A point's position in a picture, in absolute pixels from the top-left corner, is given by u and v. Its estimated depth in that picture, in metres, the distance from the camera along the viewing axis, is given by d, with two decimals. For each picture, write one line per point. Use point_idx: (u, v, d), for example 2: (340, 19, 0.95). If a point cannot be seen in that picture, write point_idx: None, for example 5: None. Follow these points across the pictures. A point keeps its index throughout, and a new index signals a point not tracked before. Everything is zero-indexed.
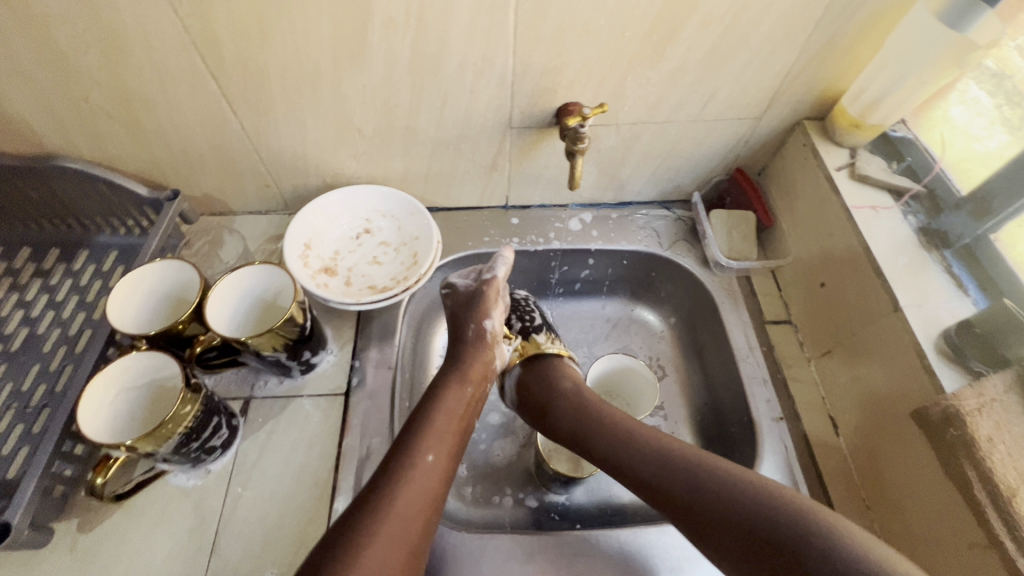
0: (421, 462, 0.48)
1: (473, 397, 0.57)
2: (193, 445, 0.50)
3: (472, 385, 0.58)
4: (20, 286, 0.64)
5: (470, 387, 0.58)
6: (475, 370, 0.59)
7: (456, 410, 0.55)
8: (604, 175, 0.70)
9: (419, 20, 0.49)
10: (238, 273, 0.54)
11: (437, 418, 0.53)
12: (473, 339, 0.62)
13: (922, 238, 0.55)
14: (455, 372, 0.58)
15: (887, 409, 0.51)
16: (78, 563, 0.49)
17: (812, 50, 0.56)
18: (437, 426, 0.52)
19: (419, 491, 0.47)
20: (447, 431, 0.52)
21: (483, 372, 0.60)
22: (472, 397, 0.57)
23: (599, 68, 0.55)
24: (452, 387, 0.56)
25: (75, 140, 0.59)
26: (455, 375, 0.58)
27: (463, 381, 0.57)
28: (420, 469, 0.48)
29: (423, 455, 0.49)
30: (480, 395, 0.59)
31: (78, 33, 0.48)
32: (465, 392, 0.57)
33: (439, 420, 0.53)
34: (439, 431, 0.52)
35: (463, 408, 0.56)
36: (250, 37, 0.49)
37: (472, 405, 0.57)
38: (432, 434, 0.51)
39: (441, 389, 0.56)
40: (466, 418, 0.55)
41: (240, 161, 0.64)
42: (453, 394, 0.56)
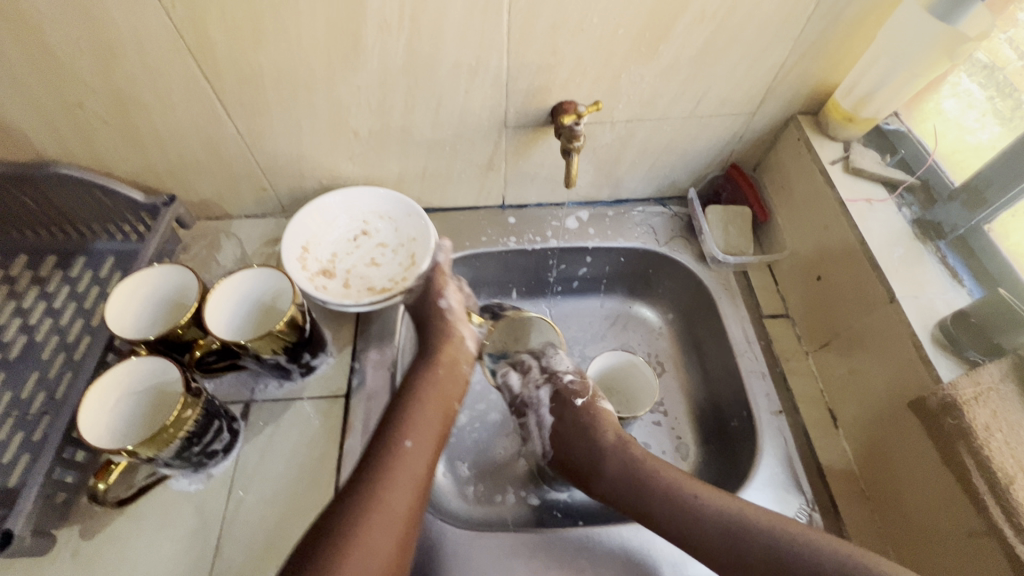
0: (398, 450, 0.49)
1: (447, 380, 0.58)
2: (195, 450, 0.50)
3: (443, 369, 0.58)
4: (17, 294, 0.64)
5: (441, 369, 0.58)
6: (444, 355, 0.60)
7: (434, 396, 0.56)
8: (600, 172, 0.70)
9: (413, 21, 0.49)
10: (237, 276, 0.54)
11: (415, 405, 0.54)
12: (439, 324, 0.62)
13: (917, 230, 0.56)
14: (424, 360, 0.59)
15: (885, 400, 0.52)
16: (81, 570, 0.49)
17: (804, 45, 0.56)
18: (415, 413, 0.53)
19: (402, 478, 0.48)
20: (426, 418, 0.53)
21: (453, 356, 0.60)
22: (445, 378, 0.58)
23: (593, 66, 0.56)
24: (426, 373, 0.57)
25: (70, 147, 0.59)
26: (425, 362, 0.58)
27: (436, 367, 0.58)
28: (399, 457, 0.49)
29: (400, 442, 0.50)
30: (456, 378, 0.59)
31: (73, 39, 0.48)
32: (438, 375, 0.58)
33: (417, 406, 0.54)
34: (417, 419, 0.53)
35: (439, 392, 0.56)
36: (244, 40, 0.50)
37: (450, 390, 0.58)
38: (411, 421, 0.52)
39: (416, 377, 0.57)
40: (444, 402, 0.56)
41: (236, 164, 0.64)
42: (427, 380, 0.56)
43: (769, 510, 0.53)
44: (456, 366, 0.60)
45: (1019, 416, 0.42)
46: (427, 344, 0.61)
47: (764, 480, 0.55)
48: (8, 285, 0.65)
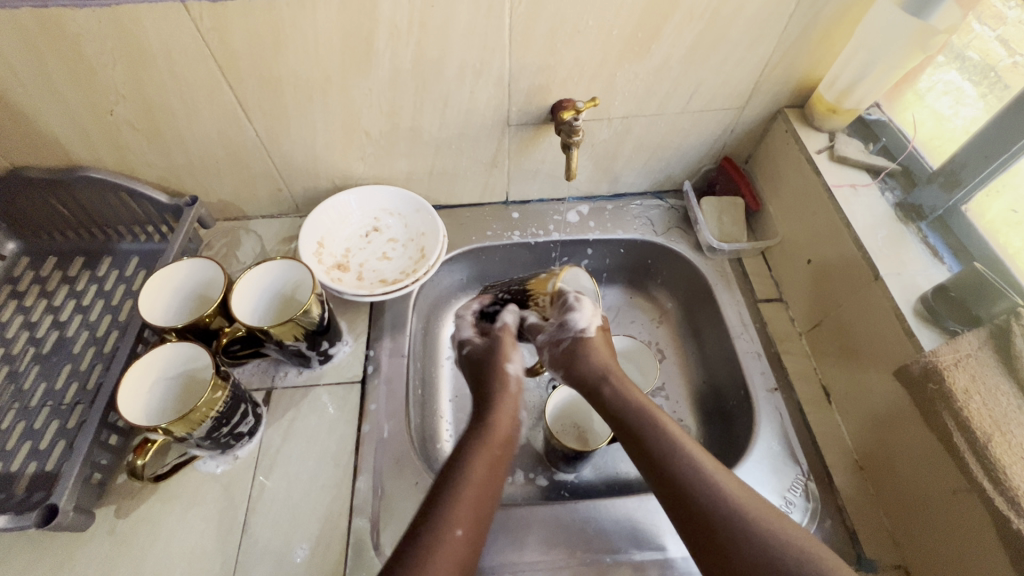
0: (453, 537, 0.44)
1: (498, 459, 0.52)
2: (224, 431, 0.53)
3: (496, 449, 0.52)
4: (48, 293, 0.68)
5: (494, 447, 0.52)
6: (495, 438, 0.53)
7: (489, 477, 0.50)
8: (599, 168, 0.74)
9: (421, 26, 0.53)
10: (260, 268, 0.57)
11: (462, 490, 0.47)
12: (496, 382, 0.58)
13: (899, 213, 0.59)
14: (479, 433, 0.53)
15: (874, 373, 0.55)
16: (117, 546, 0.52)
17: (787, 42, 0.60)
18: (467, 492, 0.47)
19: (450, 568, 0.43)
20: (477, 500, 0.47)
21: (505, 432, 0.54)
22: (502, 460, 0.52)
23: (589, 66, 0.59)
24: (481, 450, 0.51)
25: (99, 151, 0.63)
26: (472, 450, 0.51)
27: (488, 448, 0.52)
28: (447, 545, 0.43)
29: (451, 530, 0.44)
30: (506, 452, 0.53)
31: (106, 50, 0.52)
32: (494, 455, 0.52)
33: (465, 479, 0.48)
34: (469, 501, 0.47)
35: (496, 470, 0.51)
36: (265, 47, 0.53)
37: (500, 465, 0.52)
38: (461, 499, 0.47)
39: (469, 457, 0.50)
40: (495, 482, 0.50)
41: (254, 166, 0.67)
42: (477, 458, 0.50)
43: (766, 481, 0.56)
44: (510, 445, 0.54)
45: (998, 378, 0.45)
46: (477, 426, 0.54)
47: (762, 454, 0.57)
48: (39, 284, 0.68)
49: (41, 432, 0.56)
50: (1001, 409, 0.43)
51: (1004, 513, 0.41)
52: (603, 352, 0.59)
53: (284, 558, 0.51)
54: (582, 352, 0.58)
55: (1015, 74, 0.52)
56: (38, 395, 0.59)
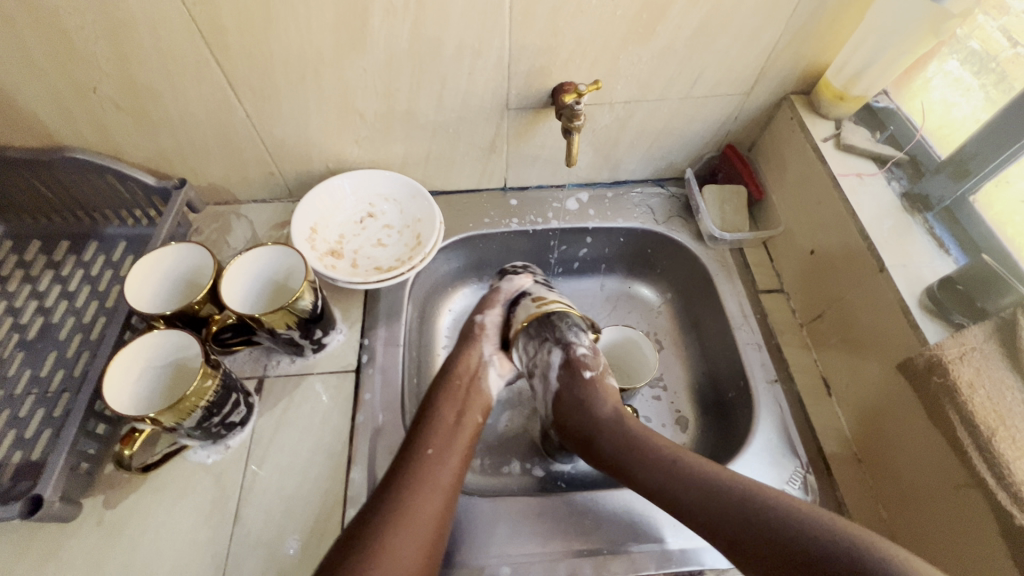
0: (427, 456, 0.52)
1: (467, 399, 0.59)
2: (214, 421, 0.52)
3: (461, 388, 0.60)
4: (32, 278, 0.66)
5: (458, 384, 0.60)
6: (462, 381, 0.60)
7: (454, 413, 0.57)
8: (599, 154, 0.72)
9: (418, 3, 0.51)
10: (252, 253, 0.56)
11: (436, 423, 0.55)
12: (471, 335, 0.65)
13: (906, 203, 0.58)
14: (444, 387, 0.59)
15: (876, 366, 0.54)
16: (105, 537, 0.51)
17: (795, 26, 0.58)
18: (442, 426, 0.55)
19: (431, 484, 0.50)
20: (452, 438, 0.55)
21: (469, 374, 0.61)
22: (470, 409, 0.59)
23: (592, 47, 0.57)
24: (444, 396, 0.58)
25: (83, 131, 0.61)
26: (445, 391, 0.59)
27: (454, 386, 0.60)
28: (422, 465, 0.51)
29: (423, 450, 0.52)
30: (476, 392, 0.61)
31: (87, 24, 0.49)
32: (459, 396, 0.59)
33: (438, 417, 0.56)
34: (445, 439, 0.54)
35: (460, 407, 0.58)
36: (254, 24, 0.51)
37: (473, 405, 0.59)
38: (437, 430, 0.55)
39: (440, 395, 0.58)
40: (466, 418, 0.58)
41: (245, 148, 0.65)
42: (447, 398, 0.58)
43: (765, 473, 0.55)
44: (477, 382, 0.62)
45: (1002, 372, 0.44)
46: (448, 370, 0.61)
47: (762, 446, 0.57)
48: (23, 269, 0.66)
49: (26, 420, 0.55)
50: (1006, 403, 0.43)
51: (1007, 508, 0.40)
52: (608, 398, 0.59)
53: (277, 549, 0.50)
54: (576, 400, 0.59)
55: (1016, 66, 0.52)
56: (23, 382, 0.57)
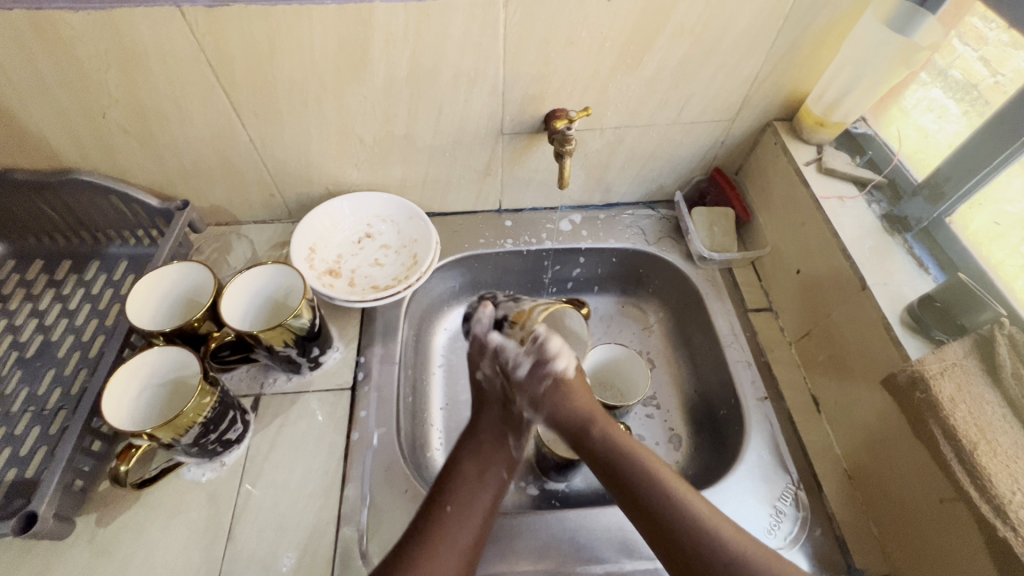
0: (446, 512, 0.49)
1: (496, 455, 0.55)
2: (211, 437, 0.52)
3: (487, 441, 0.55)
4: (33, 296, 0.67)
5: (485, 439, 0.56)
6: (491, 438, 0.56)
7: (479, 455, 0.54)
8: (592, 177, 0.75)
9: (416, 36, 0.54)
10: (251, 272, 0.57)
11: (457, 478, 0.52)
12: (489, 396, 0.59)
13: (885, 224, 0.60)
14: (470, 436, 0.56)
15: (862, 384, 0.55)
16: (98, 555, 0.51)
17: (775, 58, 0.61)
18: (465, 478, 0.52)
19: (451, 544, 0.47)
20: (477, 486, 0.52)
21: (495, 430, 0.57)
22: (498, 455, 0.55)
23: (583, 76, 0.60)
24: (469, 441, 0.56)
25: (90, 154, 0.63)
26: (471, 447, 0.55)
27: (481, 440, 0.56)
28: (441, 520, 0.48)
29: (442, 504, 0.50)
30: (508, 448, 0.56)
31: (100, 53, 0.52)
32: (485, 437, 0.56)
33: (463, 466, 0.53)
34: (470, 487, 0.52)
35: (490, 454, 0.55)
36: (260, 54, 0.54)
37: (500, 461, 0.55)
38: (459, 484, 0.52)
39: (465, 454, 0.55)
40: (493, 469, 0.54)
41: (246, 170, 0.67)
42: (471, 453, 0.54)
43: (756, 490, 0.56)
44: (510, 437, 0.57)
45: (982, 388, 0.45)
46: (477, 424, 0.57)
47: (753, 462, 0.58)
48: (25, 288, 0.67)
49: (21, 438, 0.55)
50: (986, 417, 0.44)
51: (991, 521, 0.41)
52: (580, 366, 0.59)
53: (269, 567, 0.50)
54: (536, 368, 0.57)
55: (996, 92, 0.53)
56: (20, 400, 0.58)
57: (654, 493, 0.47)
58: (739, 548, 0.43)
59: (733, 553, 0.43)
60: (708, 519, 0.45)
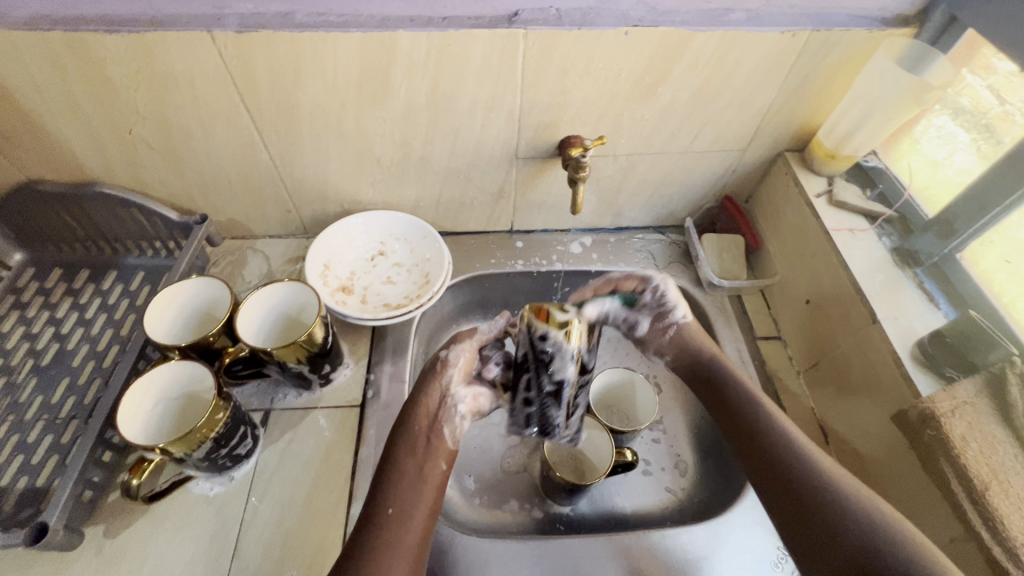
0: (388, 515, 0.46)
1: (428, 447, 0.51)
2: (222, 452, 0.52)
3: (423, 432, 0.52)
4: (51, 305, 0.68)
5: (418, 428, 0.52)
6: (421, 430, 0.52)
7: (413, 442, 0.51)
8: (603, 202, 0.75)
9: (437, 63, 0.55)
10: (267, 289, 0.58)
11: (396, 475, 0.48)
12: (428, 376, 0.56)
13: (897, 257, 0.61)
14: (399, 426, 0.52)
15: (872, 417, 0.55)
16: (103, 567, 0.51)
17: (787, 92, 0.62)
18: (404, 474, 0.49)
19: (396, 546, 0.44)
20: (418, 479, 0.49)
21: (429, 417, 0.53)
22: (431, 438, 0.52)
23: (598, 105, 0.61)
24: (401, 430, 0.52)
25: (114, 168, 0.64)
26: (402, 440, 0.51)
27: (415, 432, 0.52)
28: (382, 523, 0.45)
29: (383, 507, 0.46)
30: (439, 438, 0.52)
31: (130, 72, 0.53)
32: (415, 428, 0.52)
33: (401, 460, 0.49)
34: (410, 482, 0.48)
35: (420, 440, 0.51)
36: (284, 77, 0.55)
37: (437, 452, 0.51)
38: (398, 482, 0.48)
39: (400, 445, 0.50)
40: (432, 455, 0.51)
41: (264, 187, 0.68)
42: (406, 445, 0.50)
43: (761, 521, 0.57)
44: (439, 424, 0.53)
45: (994, 428, 0.45)
46: (405, 414, 0.53)
47: None
48: (43, 296, 0.69)
49: (34, 446, 0.56)
50: (998, 457, 0.44)
51: (1003, 564, 0.41)
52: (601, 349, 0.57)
53: None
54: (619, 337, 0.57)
55: (1005, 122, 0.55)
56: (34, 408, 0.59)
57: (806, 469, 0.47)
58: (875, 526, 0.41)
59: (857, 517, 0.42)
60: (849, 490, 0.44)
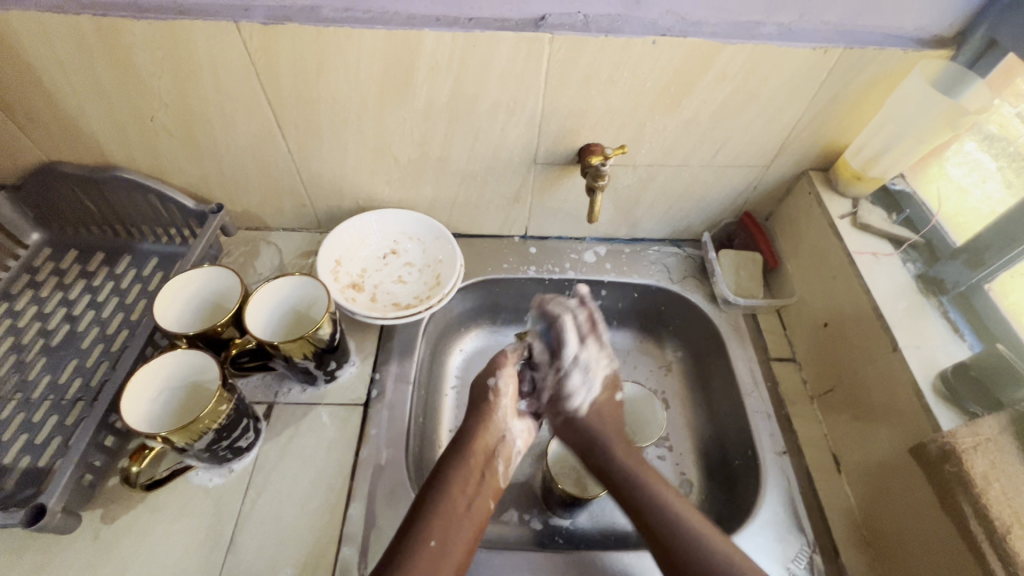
0: (427, 548, 0.47)
1: (481, 482, 0.54)
2: (223, 444, 0.52)
3: (476, 468, 0.54)
4: (64, 286, 0.69)
5: (473, 464, 0.54)
6: (477, 462, 0.54)
7: (465, 476, 0.53)
8: (620, 212, 0.75)
9: (460, 65, 0.55)
10: (277, 282, 0.58)
11: (443, 505, 0.50)
12: (484, 410, 0.57)
13: (920, 285, 0.59)
14: (454, 456, 0.54)
15: (887, 447, 0.53)
16: (99, 552, 0.51)
17: (815, 110, 0.61)
18: (451, 508, 0.50)
19: None
20: (462, 514, 0.51)
21: (486, 451, 0.55)
22: (480, 474, 0.54)
23: (620, 114, 0.60)
24: (454, 462, 0.53)
25: (135, 154, 0.65)
26: (455, 469, 0.53)
27: (468, 467, 0.54)
28: (421, 557, 0.46)
29: (425, 539, 0.48)
30: (490, 477, 0.55)
31: (156, 60, 0.54)
32: (468, 464, 0.54)
33: (451, 492, 0.51)
34: (453, 517, 0.50)
35: (473, 475, 0.53)
36: (308, 71, 0.55)
37: (488, 489, 0.54)
38: (442, 516, 0.49)
39: (451, 475, 0.52)
40: (480, 493, 0.53)
41: (281, 179, 0.68)
42: (460, 478, 0.52)
43: (769, 549, 0.54)
44: (492, 463, 0.55)
45: (1017, 467, 0.43)
46: (463, 444, 0.55)
47: (767, 519, 0.56)
48: (58, 276, 0.69)
49: (38, 426, 0.56)
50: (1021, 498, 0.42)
51: None
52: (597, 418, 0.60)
53: None
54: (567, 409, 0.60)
55: None
56: (41, 388, 0.59)
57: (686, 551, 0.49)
58: None
59: None
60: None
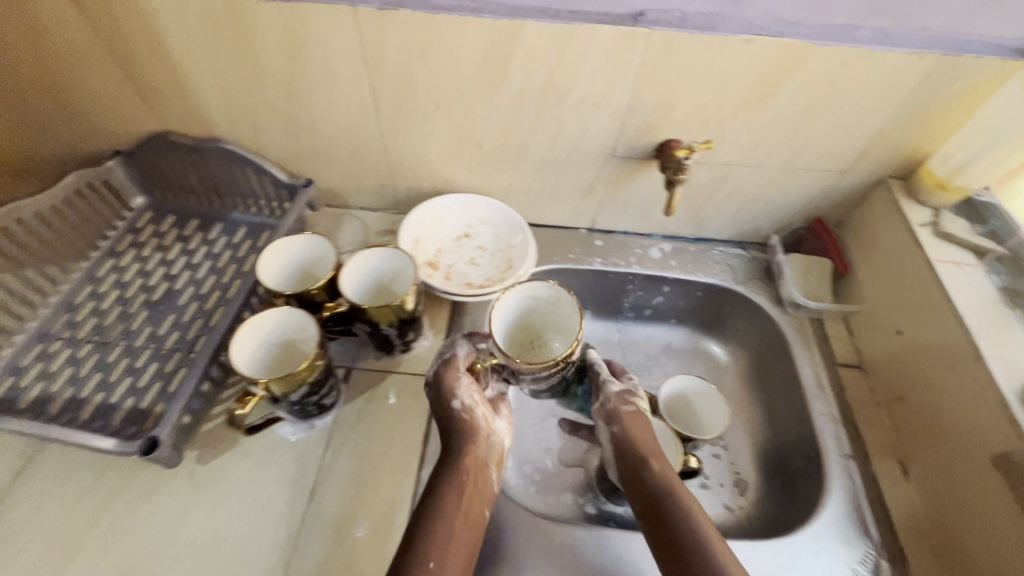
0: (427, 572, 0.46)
1: (476, 493, 0.53)
2: (313, 398, 0.55)
3: (468, 480, 0.53)
4: (163, 247, 0.74)
5: (468, 475, 0.53)
6: (473, 468, 0.54)
7: (461, 488, 0.52)
8: (689, 210, 0.76)
9: (556, 56, 0.57)
10: (368, 251, 0.61)
11: (440, 519, 0.50)
12: (465, 427, 0.56)
13: (1005, 297, 0.58)
14: (449, 467, 0.54)
15: (963, 457, 0.53)
16: (195, 489, 0.55)
17: (903, 116, 0.60)
18: (448, 523, 0.50)
19: None
20: (457, 531, 0.50)
21: (479, 462, 0.55)
22: (477, 481, 0.54)
23: (704, 111, 0.62)
24: (449, 472, 0.53)
25: (239, 128, 0.69)
26: (448, 478, 0.52)
27: (460, 481, 0.53)
28: None
29: (423, 562, 0.47)
30: (484, 484, 0.54)
31: (275, 40, 0.58)
32: (463, 472, 0.53)
33: (446, 506, 0.50)
34: (449, 536, 0.49)
35: (470, 483, 0.53)
36: (412, 56, 0.58)
37: (482, 501, 0.53)
38: (437, 536, 0.48)
39: (447, 485, 0.52)
40: (477, 501, 0.53)
41: (368, 159, 0.72)
42: (454, 487, 0.52)
43: (833, 548, 0.54)
44: (484, 473, 0.55)
45: None
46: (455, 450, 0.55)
47: (832, 519, 0.56)
48: (157, 238, 0.75)
49: (141, 371, 0.61)
50: None
51: None
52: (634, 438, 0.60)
53: (346, 531, 0.53)
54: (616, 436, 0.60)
55: None
56: (143, 337, 0.64)
57: None
58: None
59: None
60: None
